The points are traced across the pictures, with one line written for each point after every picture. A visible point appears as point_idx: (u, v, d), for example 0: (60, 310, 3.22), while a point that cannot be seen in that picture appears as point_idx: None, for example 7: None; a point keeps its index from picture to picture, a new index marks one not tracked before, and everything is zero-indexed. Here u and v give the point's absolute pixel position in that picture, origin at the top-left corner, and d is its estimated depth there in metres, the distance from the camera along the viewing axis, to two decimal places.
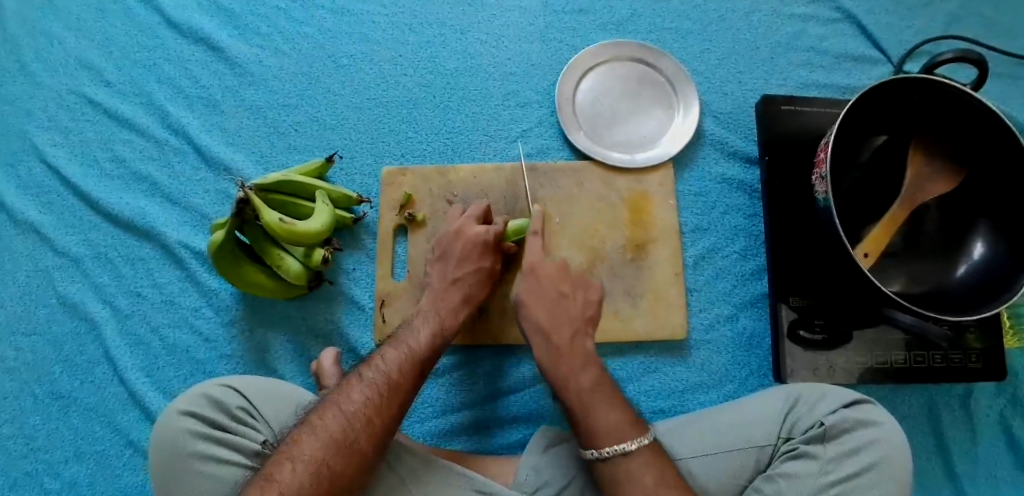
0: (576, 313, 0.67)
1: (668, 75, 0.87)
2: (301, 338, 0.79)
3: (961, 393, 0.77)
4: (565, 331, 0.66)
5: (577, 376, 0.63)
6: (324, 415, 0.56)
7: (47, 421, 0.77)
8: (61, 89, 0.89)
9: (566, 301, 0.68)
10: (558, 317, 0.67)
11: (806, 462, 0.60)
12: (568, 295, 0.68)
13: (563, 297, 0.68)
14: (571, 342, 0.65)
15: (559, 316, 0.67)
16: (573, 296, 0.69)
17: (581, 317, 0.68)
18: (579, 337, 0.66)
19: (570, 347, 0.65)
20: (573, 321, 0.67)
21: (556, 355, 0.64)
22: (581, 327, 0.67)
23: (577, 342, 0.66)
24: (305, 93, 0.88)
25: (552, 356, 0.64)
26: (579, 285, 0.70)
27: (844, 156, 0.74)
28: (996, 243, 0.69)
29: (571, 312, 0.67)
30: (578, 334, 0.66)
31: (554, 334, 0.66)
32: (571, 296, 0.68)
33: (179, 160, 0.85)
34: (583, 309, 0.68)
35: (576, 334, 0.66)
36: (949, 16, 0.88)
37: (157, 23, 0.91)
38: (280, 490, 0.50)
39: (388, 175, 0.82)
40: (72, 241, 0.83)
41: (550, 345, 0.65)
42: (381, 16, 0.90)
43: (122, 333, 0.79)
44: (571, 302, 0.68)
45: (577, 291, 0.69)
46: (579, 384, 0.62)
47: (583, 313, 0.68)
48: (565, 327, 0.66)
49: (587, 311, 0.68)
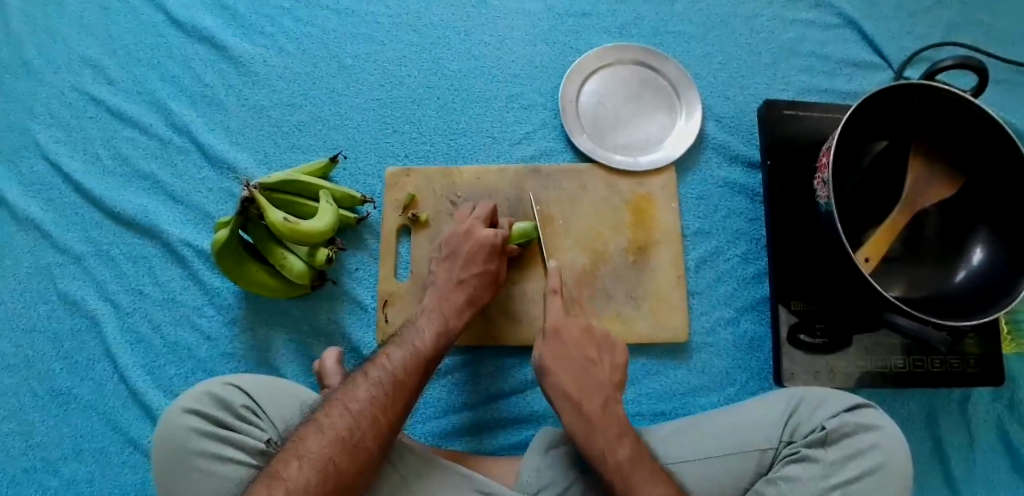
0: (604, 379, 0.65)
1: (671, 79, 0.87)
2: (303, 337, 0.79)
3: (959, 398, 0.77)
4: (596, 400, 0.63)
5: (614, 452, 0.59)
6: (330, 414, 0.56)
7: (46, 418, 0.77)
8: (63, 86, 0.89)
9: (593, 366, 0.65)
10: (586, 384, 0.64)
11: (808, 466, 0.60)
12: (595, 360, 0.65)
13: (591, 363, 0.65)
14: (603, 412, 0.62)
15: (588, 383, 0.64)
16: (600, 361, 0.66)
17: (609, 383, 0.65)
18: (610, 405, 0.63)
19: (603, 416, 0.62)
20: (603, 387, 0.64)
21: (588, 426, 0.61)
22: (612, 395, 0.64)
23: (609, 410, 0.62)
24: (309, 92, 0.88)
25: (586, 429, 0.61)
26: (605, 348, 0.67)
27: (845, 161, 0.75)
28: (995, 248, 0.70)
29: (600, 378, 0.64)
30: (609, 401, 0.63)
31: (585, 403, 0.62)
32: (598, 361, 0.65)
33: (182, 158, 0.85)
34: (611, 374, 0.65)
35: (606, 402, 0.63)
36: (949, 24, 0.89)
37: (160, 21, 0.91)
38: (286, 487, 0.50)
39: (392, 175, 0.83)
40: (74, 238, 0.83)
41: (582, 418, 0.61)
42: (385, 17, 0.91)
43: (123, 331, 0.79)
44: (598, 367, 0.65)
45: (603, 355, 0.66)
46: (618, 458, 0.59)
47: (612, 378, 0.65)
48: (596, 395, 0.63)
49: (614, 376, 0.66)
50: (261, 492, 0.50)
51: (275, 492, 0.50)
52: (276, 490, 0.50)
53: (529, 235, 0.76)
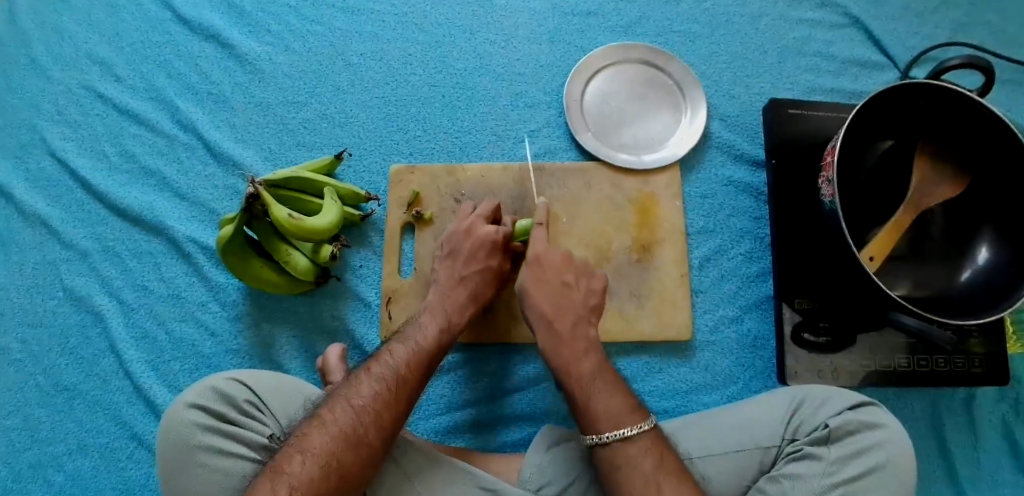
0: (579, 302, 0.67)
1: (676, 78, 0.87)
2: (307, 334, 0.79)
3: (964, 398, 0.77)
4: (567, 319, 0.66)
5: (577, 362, 0.63)
6: (334, 409, 0.57)
7: (52, 413, 0.77)
8: (71, 83, 0.89)
9: (570, 291, 0.68)
10: (563, 308, 0.67)
11: (811, 464, 0.59)
12: (571, 283, 0.68)
13: (567, 287, 0.68)
14: (573, 329, 0.65)
15: (563, 307, 0.67)
16: (577, 285, 0.68)
17: (584, 307, 0.68)
18: (581, 325, 0.66)
19: (572, 333, 0.65)
20: (577, 309, 0.67)
21: (557, 341, 0.65)
22: (584, 316, 0.67)
23: (579, 328, 0.66)
24: (315, 90, 0.88)
25: (555, 343, 0.65)
26: (583, 274, 0.69)
27: (850, 160, 0.74)
28: (1001, 247, 0.69)
29: (574, 301, 0.67)
30: (580, 322, 0.66)
31: (557, 321, 0.66)
32: (574, 286, 0.68)
33: (188, 155, 0.86)
34: (586, 297, 0.68)
35: (577, 321, 0.66)
36: (955, 24, 0.89)
37: (167, 19, 0.91)
38: (289, 482, 0.50)
39: (396, 173, 0.83)
40: (80, 234, 0.83)
41: (552, 334, 0.65)
42: (391, 15, 0.91)
43: (128, 326, 0.80)
44: (575, 291, 0.68)
45: (580, 280, 0.69)
46: (580, 369, 0.63)
47: (587, 302, 0.68)
48: (569, 316, 0.66)
49: (590, 300, 0.68)
50: (265, 486, 0.50)
51: (279, 487, 0.50)
52: (280, 485, 0.50)
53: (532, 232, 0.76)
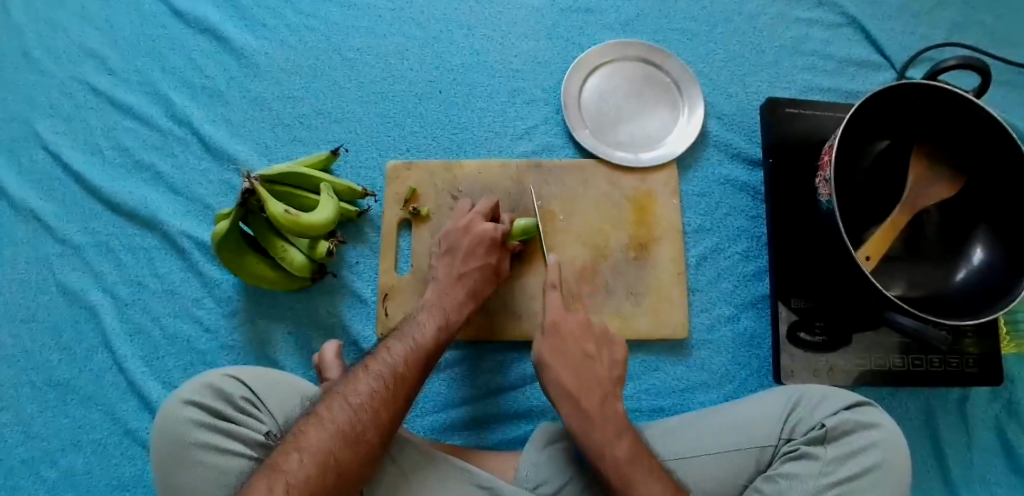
0: (604, 375, 0.66)
1: (674, 75, 0.87)
2: (303, 330, 0.79)
3: (958, 397, 0.77)
4: (595, 396, 0.64)
5: (612, 446, 0.60)
6: (331, 407, 0.56)
7: (44, 409, 0.77)
8: (63, 76, 0.88)
9: (593, 363, 0.66)
10: (586, 380, 0.65)
11: (807, 464, 0.60)
12: (593, 354, 0.67)
13: (589, 358, 0.66)
14: (602, 406, 0.63)
15: (587, 380, 0.65)
16: (599, 356, 0.67)
17: (609, 378, 0.66)
18: (609, 401, 0.64)
19: (602, 412, 0.63)
20: (602, 382, 0.65)
21: (587, 421, 0.62)
22: (611, 390, 0.65)
23: (608, 405, 0.63)
24: (311, 85, 0.88)
25: (584, 424, 0.62)
26: (605, 344, 0.68)
27: (847, 159, 0.74)
28: (996, 248, 0.70)
29: (598, 373, 0.66)
30: (608, 396, 0.64)
31: (584, 399, 0.63)
32: (596, 357, 0.67)
33: (182, 150, 0.85)
34: (610, 369, 0.67)
35: (605, 398, 0.64)
36: (952, 24, 0.89)
37: (162, 13, 0.91)
38: (286, 480, 0.50)
39: (393, 169, 0.82)
40: (73, 229, 0.83)
41: (581, 413, 0.62)
42: (388, 10, 0.90)
43: (122, 322, 0.79)
44: (597, 362, 0.67)
45: (602, 351, 0.68)
46: (616, 454, 0.59)
47: (611, 374, 0.66)
48: (595, 391, 0.64)
49: (613, 371, 0.67)
50: (262, 483, 0.50)
51: (276, 485, 0.50)
52: (277, 483, 0.50)
53: (531, 231, 0.76)
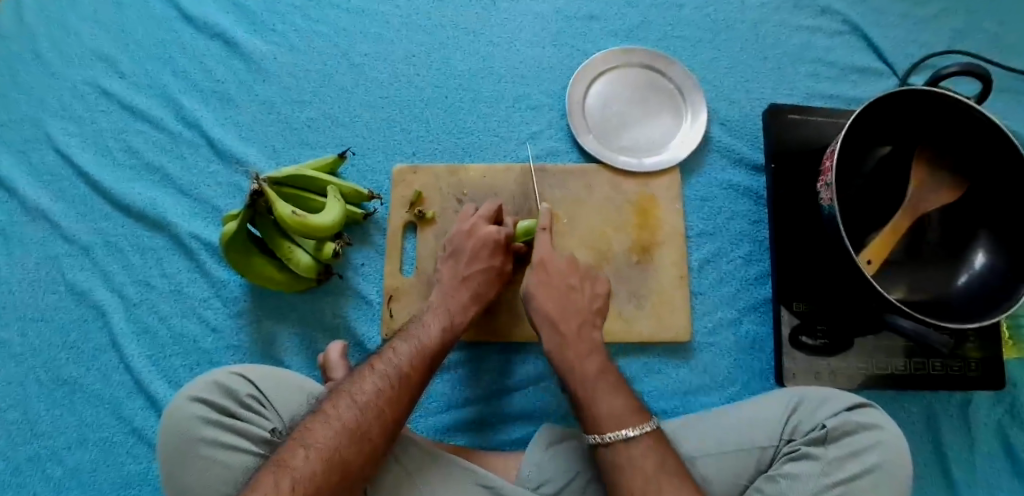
0: (584, 305, 0.69)
1: (677, 82, 0.88)
2: (308, 331, 0.79)
3: (960, 402, 0.78)
4: (572, 321, 0.68)
5: (583, 363, 0.65)
6: (337, 405, 0.57)
7: (51, 407, 0.78)
8: (75, 80, 0.90)
9: (575, 294, 0.70)
10: (567, 308, 0.69)
11: (808, 463, 0.60)
12: (577, 287, 0.70)
13: (572, 290, 0.70)
14: (579, 333, 0.67)
15: (568, 308, 0.69)
16: (582, 289, 0.70)
17: (589, 309, 0.70)
18: (586, 327, 0.68)
19: (577, 335, 0.67)
20: (582, 312, 0.69)
21: (563, 343, 0.66)
22: (589, 319, 0.69)
23: (584, 331, 0.67)
24: (319, 89, 0.89)
25: (560, 344, 0.66)
26: (587, 278, 0.72)
27: (848, 164, 0.75)
28: (998, 253, 0.70)
29: (579, 304, 0.69)
30: (585, 325, 0.68)
31: (562, 324, 0.67)
32: (580, 289, 0.70)
33: (191, 152, 0.86)
34: (591, 301, 0.70)
35: (582, 324, 0.68)
36: (953, 32, 0.90)
37: (173, 17, 0.92)
38: (293, 476, 0.51)
39: (399, 172, 0.83)
40: (82, 229, 0.84)
41: (558, 336, 0.67)
42: (395, 17, 0.92)
43: (129, 321, 0.80)
44: (580, 294, 0.70)
45: (585, 285, 0.71)
46: (585, 369, 0.64)
47: (591, 305, 0.70)
48: (573, 318, 0.68)
49: (594, 304, 0.70)
50: (268, 479, 0.50)
51: (282, 480, 0.50)
52: (283, 478, 0.50)
53: (534, 232, 0.76)
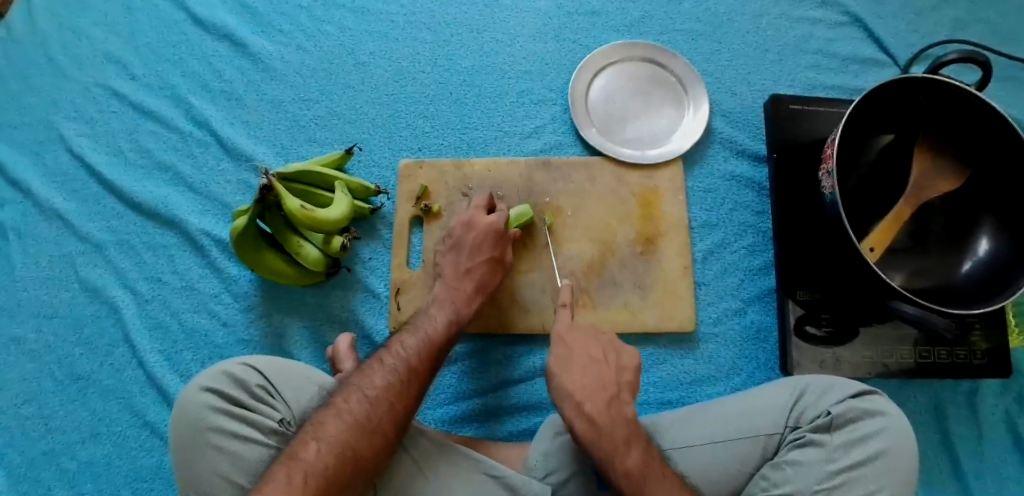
0: (610, 379, 0.62)
1: (679, 75, 0.89)
2: (316, 325, 0.81)
3: (967, 390, 0.78)
4: (600, 399, 0.60)
5: (622, 458, 0.57)
6: (348, 398, 0.58)
7: (66, 402, 0.79)
8: (87, 81, 0.92)
9: (601, 366, 0.63)
10: (593, 383, 0.61)
11: (813, 450, 0.60)
12: (601, 359, 0.63)
13: (596, 362, 0.63)
14: (610, 411, 0.59)
15: (590, 382, 0.61)
16: (606, 360, 0.63)
17: (616, 382, 0.62)
18: (616, 404, 0.60)
19: (609, 419, 0.59)
20: (608, 385, 0.61)
21: (594, 428, 0.58)
22: (616, 393, 0.61)
23: (614, 409, 0.60)
24: (326, 88, 0.90)
25: (591, 431, 0.58)
26: (612, 349, 0.64)
27: (850, 156, 0.76)
28: (1002, 239, 0.70)
29: (604, 377, 0.62)
30: (615, 401, 0.60)
31: (588, 402, 0.59)
32: (604, 360, 0.63)
33: (201, 150, 0.88)
34: (617, 374, 0.63)
35: (610, 402, 0.60)
36: (955, 21, 0.90)
37: (182, 20, 0.94)
38: (304, 469, 0.51)
39: (405, 168, 0.85)
40: (96, 227, 0.85)
41: (585, 419, 0.59)
42: (400, 15, 0.93)
43: (142, 317, 0.81)
44: (605, 366, 0.63)
45: (608, 354, 0.64)
46: (627, 466, 0.56)
47: (620, 379, 0.62)
48: (600, 395, 0.60)
49: (623, 376, 0.63)
50: (280, 472, 0.51)
51: (295, 474, 0.51)
52: (296, 472, 0.51)
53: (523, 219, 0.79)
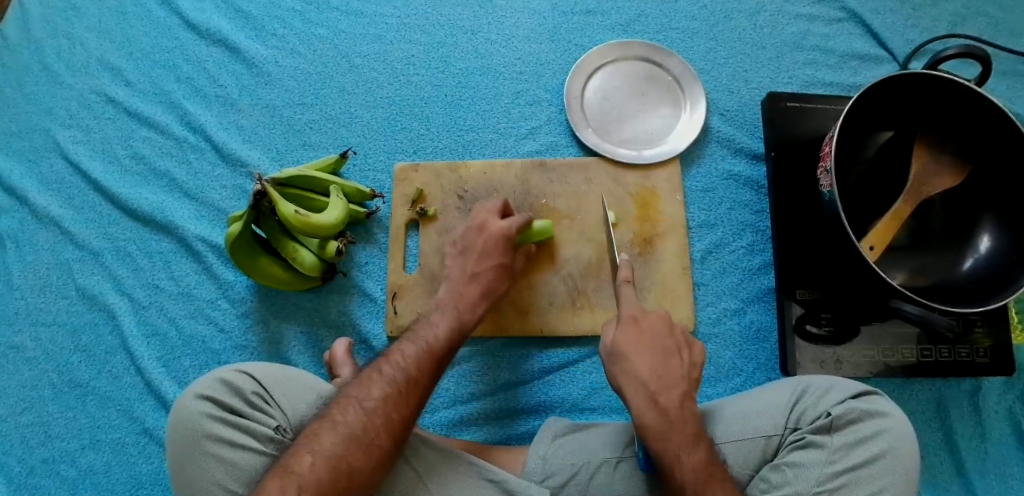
0: (681, 373, 0.60)
1: (675, 74, 0.88)
2: (313, 330, 0.80)
3: (969, 388, 0.77)
4: (672, 393, 0.59)
5: (689, 454, 0.56)
6: (344, 411, 0.57)
7: (64, 409, 0.79)
8: (82, 88, 0.92)
9: (672, 358, 0.61)
10: (665, 376, 0.59)
11: (813, 452, 0.60)
12: (674, 351, 0.61)
13: (670, 354, 0.61)
14: (680, 407, 0.58)
15: (664, 375, 0.59)
16: (680, 354, 0.61)
17: (686, 378, 0.60)
18: (686, 401, 0.59)
19: (680, 414, 0.58)
20: (680, 380, 0.60)
21: (666, 422, 0.57)
22: (688, 390, 0.60)
23: (685, 407, 0.58)
24: (320, 92, 0.90)
25: (663, 425, 0.57)
26: (686, 344, 0.62)
27: (847, 153, 0.75)
28: (1003, 235, 0.69)
29: (677, 371, 0.60)
30: (686, 397, 0.59)
31: (661, 397, 0.58)
32: (677, 353, 0.61)
33: (197, 156, 0.88)
34: (689, 369, 0.61)
35: (683, 397, 0.59)
36: (954, 16, 0.89)
37: (176, 25, 0.93)
38: (298, 483, 0.52)
39: (400, 170, 0.84)
40: (92, 234, 0.85)
41: (658, 414, 0.57)
42: (394, 17, 0.93)
43: (139, 324, 0.81)
44: (677, 359, 0.61)
45: (682, 349, 0.62)
46: (693, 463, 0.56)
47: (690, 374, 0.61)
48: (672, 389, 0.59)
49: (692, 373, 0.61)
50: (274, 486, 0.52)
51: (289, 487, 0.52)
52: (289, 486, 0.52)
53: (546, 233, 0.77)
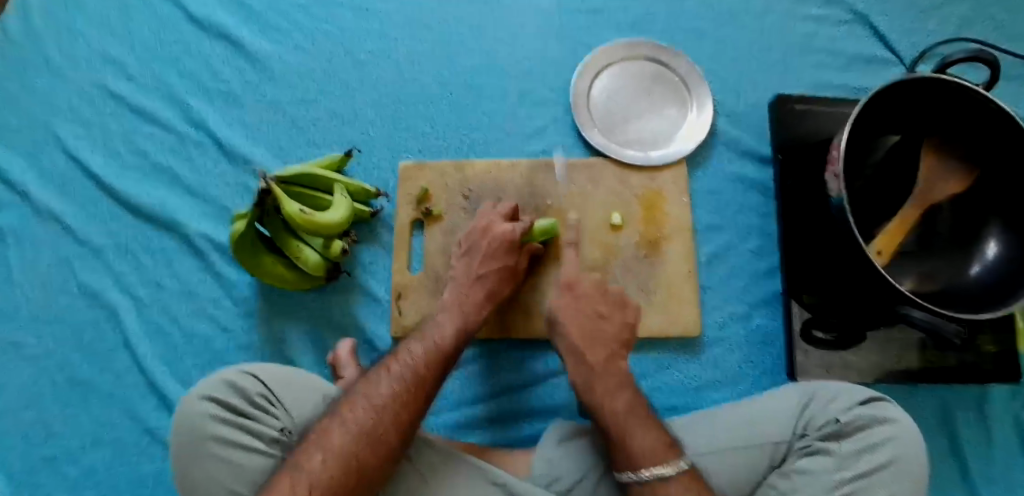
0: (612, 334, 0.68)
1: (683, 75, 0.88)
2: (318, 329, 0.80)
3: (974, 393, 0.77)
4: (600, 351, 0.66)
5: (612, 398, 0.61)
6: (353, 408, 0.57)
7: (66, 408, 0.78)
8: (83, 83, 0.91)
9: (603, 322, 0.68)
10: (594, 336, 0.67)
11: (820, 459, 0.60)
12: (605, 315, 0.69)
13: (600, 318, 0.68)
14: (606, 361, 0.65)
15: (595, 336, 0.67)
16: (611, 317, 0.69)
17: (615, 339, 0.67)
18: (615, 358, 0.66)
19: (605, 366, 0.65)
20: (610, 342, 0.67)
21: (591, 376, 0.64)
22: (617, 349, 0.66)
23: (612, 361, 0.65)
24: (325, 89, 0.89)
25: (589, 377, 0.64)
26: (617, 307, 0.70)
27: (857, 155, 0.74)
28: (1009, 241, 0.70)
29: (607, 333, 0.67)
30: (615, 356, 0.66)
31: (588, 353, 0.65)
32: (607, 318, 0.69)
33: (200, 153, 0.87)
34: (619, 332, 0.68)
35: (610, 355, 0.66)
36: (962, 19, 0.89)
37: (178, 20, 0.93)
38: (310, 481, 0.51)
39: (405, 170, 0.84)
40: (93, 231, 0.84)
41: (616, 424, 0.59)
42: (399, 14, 0.92)
43: (141, 322, 0.81)
44: (608, 323, 0.68)
45: (614, 312, 0.69)
46: (614, 405, 0.61)
47: (620, 335, 0.68)
48: (600, 348, 0.66)
49: (623, 334, 0.68)
50: (284, 483, 0.51)
51: (298, 485, 0.51)
52: (299, 483, 0.51)
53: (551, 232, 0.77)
